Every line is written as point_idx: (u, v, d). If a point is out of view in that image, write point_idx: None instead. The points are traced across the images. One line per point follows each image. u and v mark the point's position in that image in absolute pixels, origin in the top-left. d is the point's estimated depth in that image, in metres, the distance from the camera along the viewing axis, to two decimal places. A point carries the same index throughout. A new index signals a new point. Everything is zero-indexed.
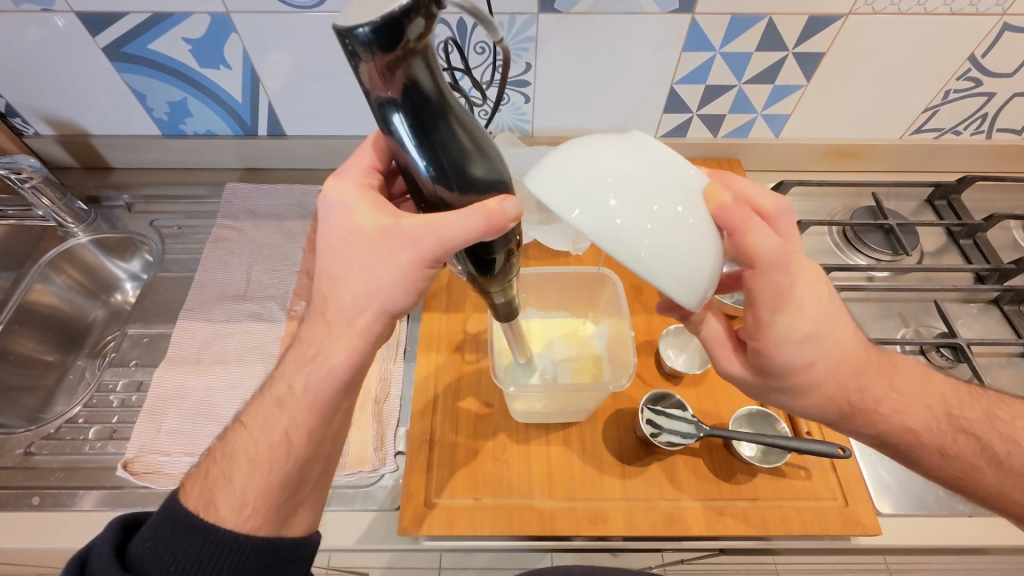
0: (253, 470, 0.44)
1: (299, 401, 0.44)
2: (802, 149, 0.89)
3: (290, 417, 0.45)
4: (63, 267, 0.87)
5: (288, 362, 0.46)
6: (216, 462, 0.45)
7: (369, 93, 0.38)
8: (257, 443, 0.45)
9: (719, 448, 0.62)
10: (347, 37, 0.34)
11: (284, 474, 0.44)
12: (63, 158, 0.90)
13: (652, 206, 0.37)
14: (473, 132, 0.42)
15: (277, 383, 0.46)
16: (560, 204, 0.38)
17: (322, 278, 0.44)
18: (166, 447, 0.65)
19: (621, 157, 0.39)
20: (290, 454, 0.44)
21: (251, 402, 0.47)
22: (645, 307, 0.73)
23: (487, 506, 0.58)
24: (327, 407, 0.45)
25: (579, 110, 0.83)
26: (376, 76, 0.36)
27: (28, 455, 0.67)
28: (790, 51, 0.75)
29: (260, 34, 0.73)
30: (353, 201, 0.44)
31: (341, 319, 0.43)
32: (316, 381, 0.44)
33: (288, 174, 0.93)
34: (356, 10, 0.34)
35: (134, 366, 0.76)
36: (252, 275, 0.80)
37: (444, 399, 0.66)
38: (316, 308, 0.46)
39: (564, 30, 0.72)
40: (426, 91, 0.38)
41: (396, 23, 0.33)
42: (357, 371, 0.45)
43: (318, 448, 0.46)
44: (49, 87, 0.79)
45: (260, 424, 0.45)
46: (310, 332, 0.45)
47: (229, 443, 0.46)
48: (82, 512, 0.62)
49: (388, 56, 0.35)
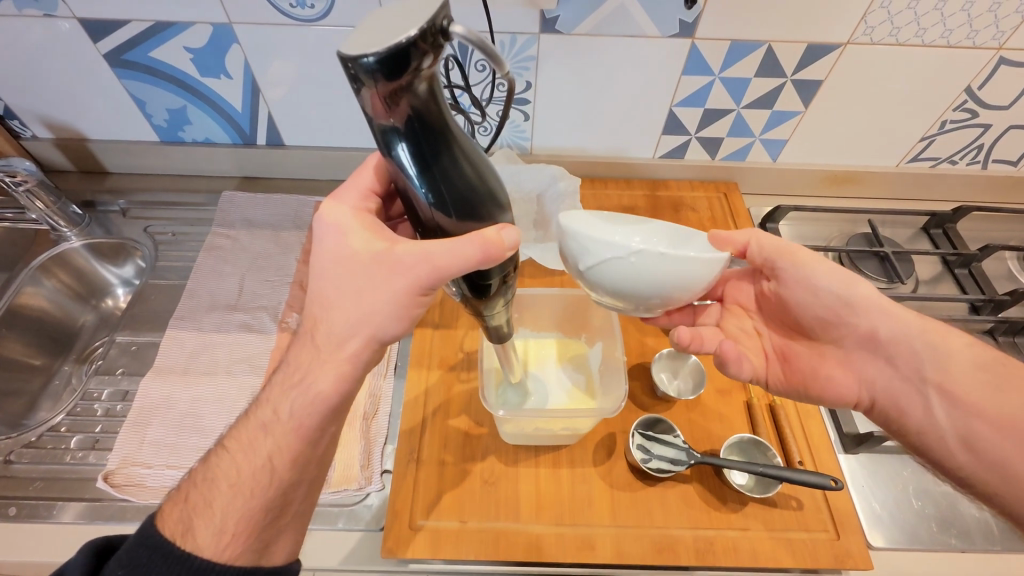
0: (235, 494, 0.43)
1: (285, 424, 0.44)
2: (799, 174, 0.89)
3: (275, 441, 0.44)
4: (53, 271, 0.86)
5: (274, 386, 0.46)
6: (196, 487, 0.44)
7: (371, 119, 0.37)
8: (240, 468, 0.44)
9: (711, 475, 0.61)
10: (351, 64, 0.33)
11: (267, 498, 0.43)
12: (60, 161, 0.90)
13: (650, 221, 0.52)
14: (476, 162, 0.42)
15: (263, 407, 0.45)
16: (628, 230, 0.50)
17: (314, 301, 0.44)
18: (149, 459, 0.63)
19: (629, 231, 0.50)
20: (274, 479, 0.44)
21: (235, 426, 0.47)
22: (640, 329, 0.73)
23: (475, 529, 0.57)
24: (313, 433, 0.44)
25: (578, 130, 0.83)
26: (379, 103, 0.35)
27: (7, 464, 0.66)
28: (790, 78, 0.75)
29: (262, 45, 0.73)
30: (347, 223, 0.44)
31: (331, 343, 0.43)
32: (301, 406, 0.44)
33: (286, 183, 0.92)
34: (362, 39, 0.34)
35: (120, 374, 0.74)
36: (245, 286, 0.79)
37: (434, 414, 0.65)
38: (305, 329, 0.45)
39: (565, 50, 0.72)
40: (428, 119, 0.37)
41: (401, 54, 0.33)
42: (344, 394, 0.45)
43: (302, 471, 0.45)
44: (49, 91, 0.79)
45: (244, 448, 0.44)
46: (298, 354, 0.45)
47: (212, 466, 0.45)
48: (60, 524, 0.60)
49: (392, 85, 0.34)
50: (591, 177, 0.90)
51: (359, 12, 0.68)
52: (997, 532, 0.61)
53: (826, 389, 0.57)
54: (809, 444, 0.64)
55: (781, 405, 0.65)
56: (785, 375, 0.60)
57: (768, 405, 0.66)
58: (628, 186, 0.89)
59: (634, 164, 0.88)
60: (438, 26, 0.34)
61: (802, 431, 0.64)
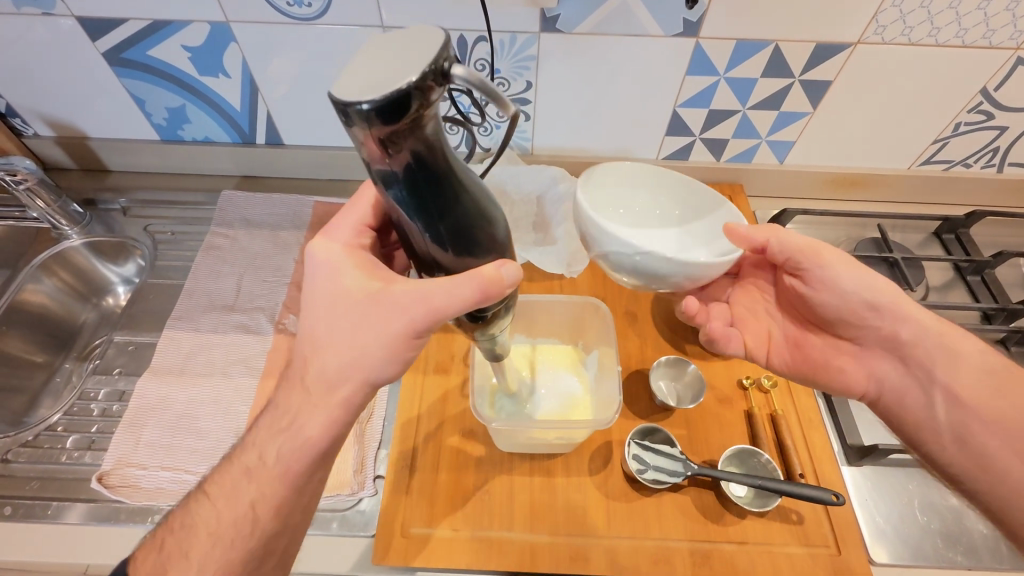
0: (214, 543, 0.43)
1: (269, 470, 0.44)
2: (806, 176, 0.87)
3: (258, 489, 0.44)
4: (54, 270, 0.87)
5: (261, 430, 0.46)
6: (173, 534, 0.44)
7: (369, 158, 0.37)
8: (220, 516, 0.44)
9: (708, 489, 0.60)
10: (347, 109, 0.33)
11: (247, 548, 0.43)
12: (61, 159, 0.90)
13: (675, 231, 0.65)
14: (477, 195, 0.41)
15: (248, 452, 0.46)
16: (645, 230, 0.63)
17: (304, 341, 0.45)
18: (144, 460, 0.63)
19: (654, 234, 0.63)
20: (255, 529, 0.44)
21: (219, 469, 0.47)
22: (639, 335, 0.71)
23: (467, 539, 0.57)
24: (298, 481, 0.44)
25: (580, 131, 0.82)
26: (376, 146, 0.35)
27: (5, 462, 0.66)
28: (797, 78, 0.73)
29: (260, 43, 0.72)
30: (342, 261, 0.45)
31: (321, 386, 0.44)
32: (288, 452, 0.44)
33: (285, 182, 0.92)
34: (359, 82, 0.33)
35: (117, 374, 0.74)
36: (243, 286, 0.79)
37: (427, 438, 0.63)
38: (295, 369, 0.45)
39: (566, 49, 0.71)
40: (427, 161, 0.37)
41: (398, 104, 0.32)
42: (334, 436, 0.45)
43: (284, 521, 0.45)
44: (50, 90, 0.79)
45: (226, 495, 0.44)
46: (287, 396, 0.45)
47: (191, 513, 0.45)
48: (55, 524, 0.60)
49: (389, 132, 0.34)
50: None
51: (356, 10, 0.67)
52: (1005, 549, 0.59)
53: (836, 382, 0.57)
54: (811, 456, 0.62)
55: (783, 416, 0.64)
56: (792, 359, 0.60)
57: (770, 416, 0.64)
58: None
59: (637, 165, 0.86)
60: (438, 69, 0.32)
61: (804, 442, 0.63)
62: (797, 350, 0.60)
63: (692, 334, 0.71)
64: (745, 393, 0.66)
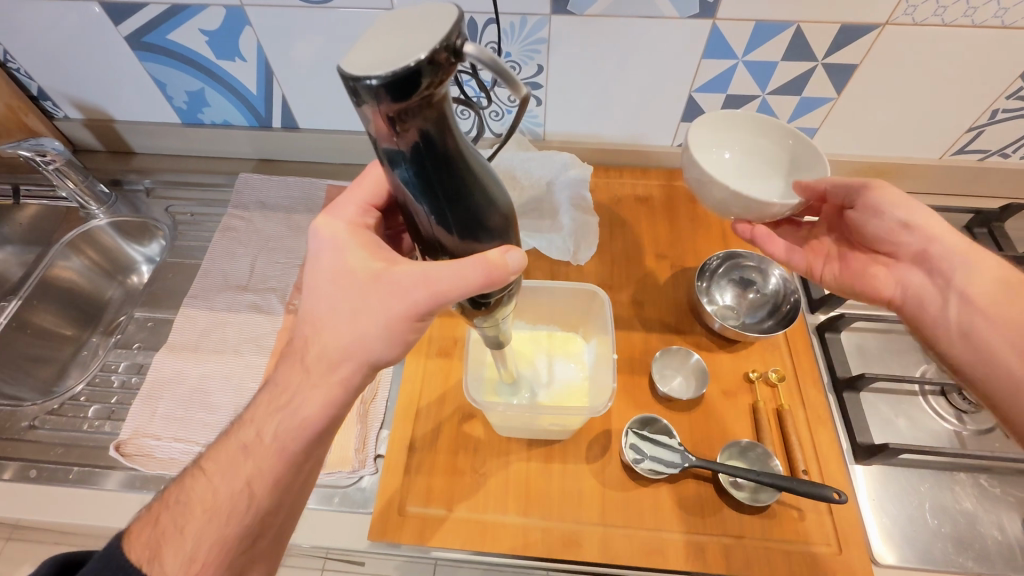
0: (209, 520, 0.42)
1: (268, 446, 0.44)
2: (830, 165, 0.84)
3: (256, 464, 0.44)
4: (82, 248, 0.91)
5: (259, 406, 0.45)
6: (167, 509, 0.43)
7: (376, 136, 0.37)
8: (216, 493, 0.43)
9: (707, 482, 0.59)
10: (355, 83, 0.32)
11: (243, 525, 0.43)
12: (90, 141, 0.93)
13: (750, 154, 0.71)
14: (483, 179, 0.41)
15: (245, 427, 0.45)
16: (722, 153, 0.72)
17: (306, 321, 0.45)
18: (158, 431, 0.66)
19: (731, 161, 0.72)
20: (252, 505, 0.43)
21: (214, 445, 0.46)
22: (645, 325, 0.70)
23: (461, 519, 0.57)
24: (296, 457, 0.44)
25: (593, 117, 0.81)
26: (382, 123, 0.35)
27: (32, 429, 0.70)
28: (820, 62, 0.70)
29: (274, 27, 0.73)
30: (344, 241, 0.46)
31: (322, 365, 0.44)
32: (288, 428, 0.44)
33: (301, 166, 0.93)
34: (369, 57, 0.33)
35: (137, 348, 0.77)
36: (256, 267, 0.81)
37: (428, 408, 0.65)
38: (295, 346, 0.46)
39: (578, 32, 0.69)
40: (434, 140, 0.37)
41: (405, 81, 0.31)
42: (330, 418, 0.45)
43: (281, 499, 0.45)
44: (78, 74, 0.82)
45: (222, 470, 0.44)
46: (286, 373, 0.45)
47: (186, 489, 0.44)
48: (75, 488, 0.64)
49: (396, 109, 0.33)
50: (605, 165, 0.87)
51: None
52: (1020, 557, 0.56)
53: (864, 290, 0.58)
54: (816, 453, 0.60)
55: (789, 410, 0.62)
56: (839, 271, 0.60)
57: (775, 410, 0.63)
58: (644, 176, 0.86)
59: (652, 152, 0.84)
60: (449, 48, 0.32)
61: (810, 439, 0.61)
62: (842, 263, 0.60)
63: (698, 324, 0.70)
64: (750, 387, 0.65)
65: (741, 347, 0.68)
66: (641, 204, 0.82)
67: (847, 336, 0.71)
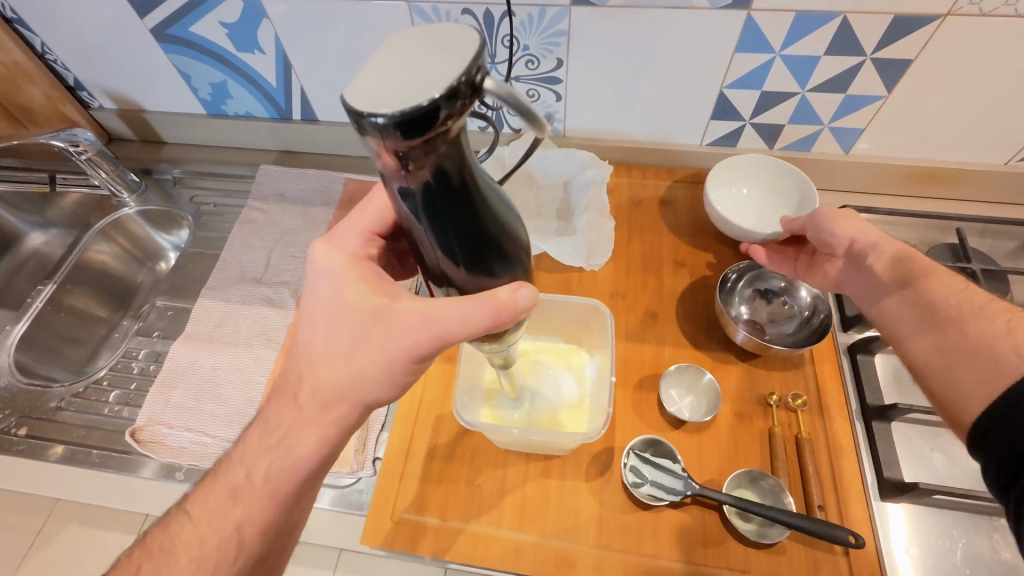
0: (197, 567, 0.43)
1: (257, 490, 0.44)
2: (876, 170, 0.77)
3: (246, 510, 0.44)
4: (114, 236, 0.94)
5: (248, 447, 0.45)
6: (150, 558, 0.44)
7: (382, 167, 0.34)
8: (204, 541, 0.44)
9: (712, 511, 0.56)
10: (362, 120, 0.29)
11: (233, 571, 0.43)
12: (123, 130, 0.96)
13: (753, 188, 0.76)
14: (499, 212, 0.38)
15: (234, 469, 0.45)
16: (735, 191, 0.76)
17: (301, 357, 0.44)
18: (170, 420, 0.68)
19: (747, 198, 0.76)
20: (243, 548, 0.44)
21: (203, 488, 0.46)
22: (658, 338, 0.67)
23: (453, 531, 0.56)
24: (287, 500, 0.44)
25: (615, 114, 0.76)
26: (391, 158, 0.32)
27: (58, 410, 0.73)
28: (869, 57, 0.63)
29: (289, 20, 0.72)
30: (342, 271, 0.44)
31: (314, 405, 0.43)
32: (278, 472, 0.43)
33: (320, 159, 0.93)
34: (378, 88, 0.30)
35: (157, 337, 0.81)
36: (272, 260, 0.82)
37: (428, 418, 0.64)
38: (288, 381, 0.45)
39: (600, 25, 0.65)
40: (448, 176, 0.33)
41: (417, 121, 0.28)
42: (325, 455, 0.44)
43: (272, 542, 0.45)
44: (108, 65, 0.84)
45: (209, 516, 0.44)
46: (278, 412, 0.44)
47: (172, 535, 0.45)
48: (94, 471, 0.67)
49: (407, 147, 0.30)
50: (628, 164, 0.83)
51: None
52: None
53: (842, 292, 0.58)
54: (836, 488, 0.56)
55: (809, 440, 0.58)
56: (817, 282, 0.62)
57: (794, 437, 0.59)
58: (669, 177, 0.81)
59: (678, 151, 0.79)
60: (468, 82, 0.29)
61: (830, 470, 0.57)
62: (813, 259, 0.62)
63: (716, 338, 0.66)
64: (767, 411, 0.61)
65: (761, 365, 0.64)
66: (663, 207, 0.78)
67: (883, 360, 0.65)
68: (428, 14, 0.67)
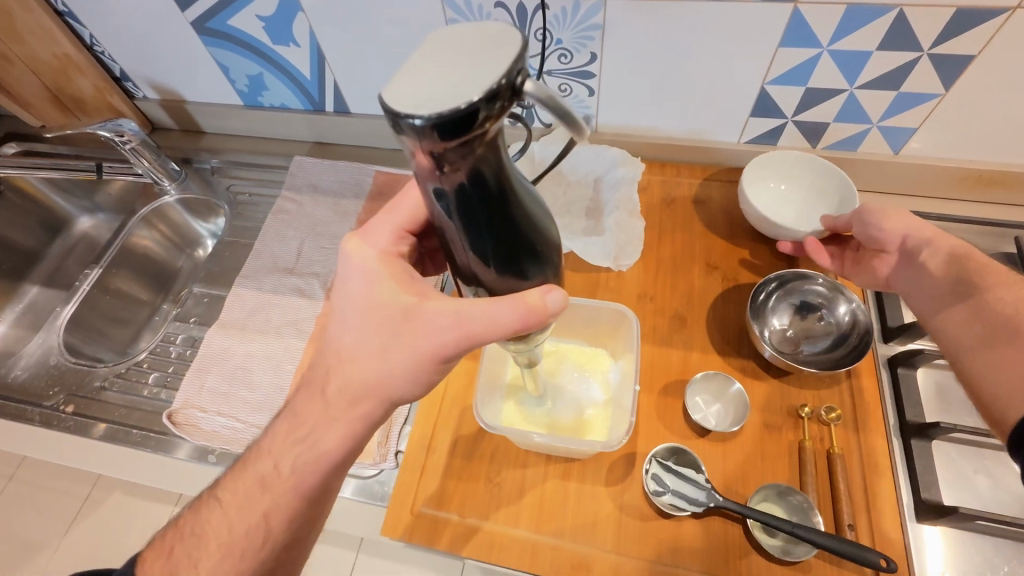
0: (225, 554, 0.44)
1: (284, 481, 0.44)
2: (928, 172, 0.73)
3: (272, 499, 0.44)
4: (155, 223, 0.98)
5: (276, 438, 0.46)
6: (183, 540, 0.46)
7: (417, 167, 0.33)
8: (231, 527, 0.44)
9: (735, 524, 0.54)
10: (399, 121, 0.29)
11: (259, 559, 0.44)
12: (166, 120, 0.99)
13: (790, 186, 0.73)
14: (534, 215, 0.38)
15: (263, 458, 0.45)
16: (773, 185, 0.74)
17: (330, 350, 0.44)
18: (204, 404, 0.70)
19: (783, 194, 0.73)
20: (269, 536, 0.44)
21: (231, 476, 0.47)
22: (686, 343, 0.65)
23: (472, 528, 0.57)
24: (312, 492, 0.45)
25: (650, 109, 0.74)
26: (426, 159, 0.31)
27: (101, 389, 0.77)
28: (925, 52, 0.59)
29: (324, 14, 0.72)
30: (373, 269, 0.44)
31: (342, 399, 0.43)
32: (304, 463, 0.44)
33: (352, 150, 0.94)
34: (416, 89, 0.29)
35: (193, 322, 0.84)
36: (303, 251, 0.83)
37: (450, 413, 0.64)
38: (315, 374, 0.45)
39: (638, 18, 0.63)
40: (483, 177, 0.33)
41: (455, 123, 0.28)
42: (351, 447, 0.45)
43: (298, 532, 0.46)
44: (152, 57, 0.86)
45: (238, 503, 0.45)
46: (305, 404, 0.45)
47: (202, 520, 0.46)
48: (133, 450, 0.70)
49: (443, 149, 0.30)
50: (661, 161, 0.80)
51: None
52: None
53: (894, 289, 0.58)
54: (869, 507, 0.54)
55: (842, 456, 0.56)
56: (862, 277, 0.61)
57: (826, 452, 0.57)
58: (704, 175, 0.78)
59: (715, 149, 0.76)
60: (508, 85, 0.28)
61: (862, 488, 0.55)
62: (858, 255, 0.62)
63: (745, 347, 0.64)
64: (798, 423, 0.59)
65: (793, 378, 0.62)
66: (696, 206, 0.76)
67: (926, 374, 0.62)
68: (461, 7, 0.67)
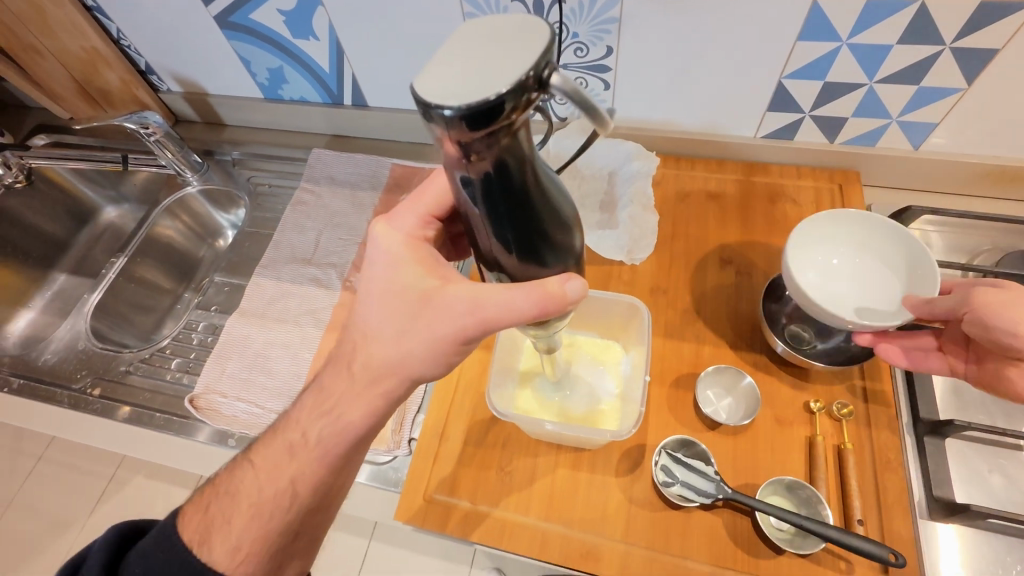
0: (251, 517, 0.45)
1: (310, 451, 0.46)
2: (949, 168, 0.72)
3: (299, 467, 0.46)
4: (178, 214, 1.00)
5: (304, 409, 0.47)
6: (218, 499, 0.47)
7: (445, 155, 0.34)
8: (261, 489, 0.46)
9: (743, 517, 0.55)
10: (430, 111, 0.30)
11: (285, 522, 0.46)
12: (189, 113, 1.01)
13: (844, 260, 0.64)
14: (557, 205, 0.38)
15: (291, 427, 0.47)
16: (820, 257, 0.65)
17: (356, 329, 0.46)
18: (225, 389, 0.72)
19: (834, 264, 0.65)
20: (295, 502, 0.46)
21: (262, 441, 0.49)
22: (698, 337, 0.65)
23: (484, 514, 0.58)
24: (335, 463, 0.46)
25: (666, 103, 0.74)
26: (454, 148, 0.32)
27: (126, 373, 0.80)
28: (948, 46, 0.59)
29: (343, 8, 0.73)
30: (398, 252, 0.46)
31: (366, 375, 0.45)
32: (328, 435, 0.45)
33: (369, 144, 0.96)
34: (447, 79, 0.30)
35: (215, 310, 0.86)
36: (321, 242, 0.85)
37: (463, 401, 0.65)
38: (342, 350, 0.47)
39: (655, 12, 0.63)
40: (508, 167, 0.34)
41: (484, 113, 0.29)
42: (372, 425, 0.46)
43: (321, 501, 0.47)
44: (176, 51, 0.88)
45: (268, 466, 0.46)
46: (332, 377, 0.47)
47: (236, 480, 0.47)
48: (157, 432, 0.72)
49: (471, 138, 0.31)
50: (677, 156, 0.80)
51: None
52: None
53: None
54: (879, 502, 0.54)
55: (853, 451, 0.56)
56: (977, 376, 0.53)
57: (836, 448, 0.57)
58: (720, 170, 0.78)
59: (730, 144, 0.76)
60: (536, 78, 0.29)
61: (873, 483, 0.55)
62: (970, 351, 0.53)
63: (759, 342, 0.64)
64: (810, 418, 0.59)
65: (805, 373, 0.62)
66: (710, 201, 0.75)
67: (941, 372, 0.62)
68: (478, 1, 0.67)
